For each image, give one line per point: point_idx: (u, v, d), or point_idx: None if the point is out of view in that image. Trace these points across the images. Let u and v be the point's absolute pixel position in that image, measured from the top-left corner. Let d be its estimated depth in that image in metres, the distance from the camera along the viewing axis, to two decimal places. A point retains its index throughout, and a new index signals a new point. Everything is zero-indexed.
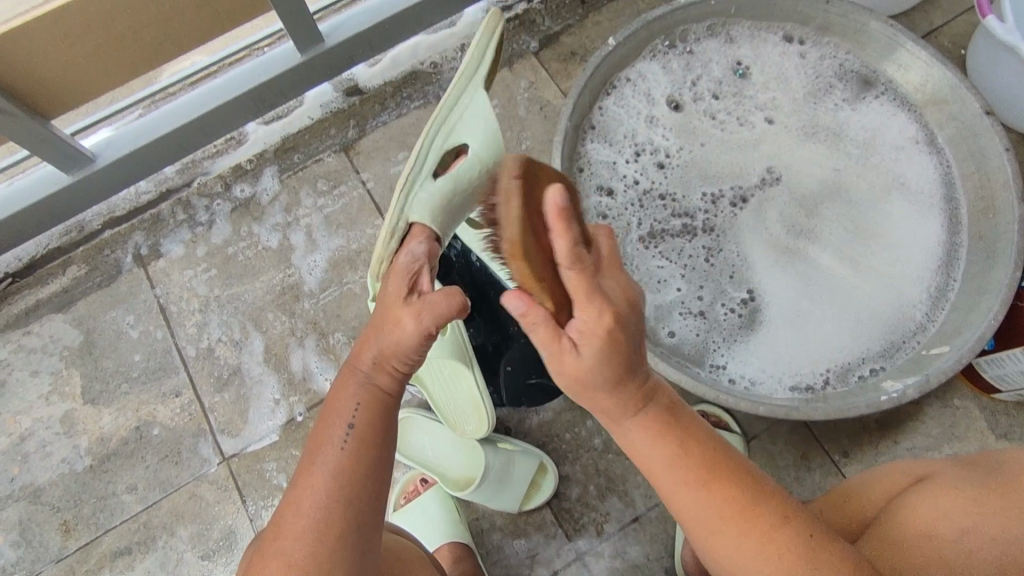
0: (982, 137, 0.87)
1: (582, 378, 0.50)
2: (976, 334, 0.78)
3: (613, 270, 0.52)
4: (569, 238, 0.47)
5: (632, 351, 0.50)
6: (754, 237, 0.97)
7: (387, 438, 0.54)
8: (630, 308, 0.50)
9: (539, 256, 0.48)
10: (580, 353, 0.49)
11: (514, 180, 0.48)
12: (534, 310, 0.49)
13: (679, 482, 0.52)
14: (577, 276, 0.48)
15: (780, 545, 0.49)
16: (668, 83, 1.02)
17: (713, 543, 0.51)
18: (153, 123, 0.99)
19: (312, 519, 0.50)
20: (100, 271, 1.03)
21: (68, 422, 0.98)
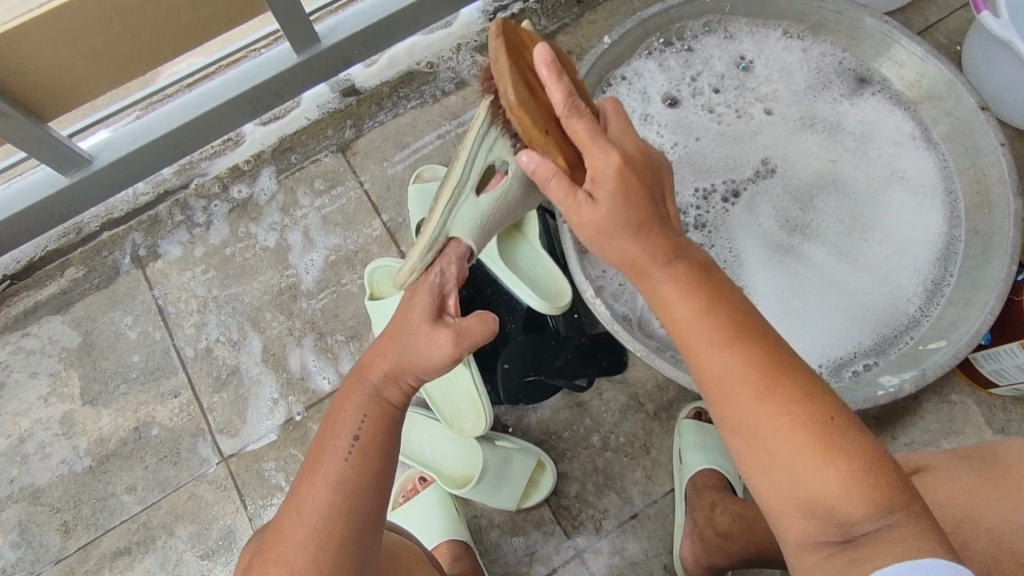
0: (977, 133, 0.87)
1: (601, 227, 0.52)
2: (972, 328, 0.78)
3: (620, 128, 0.55)
4: (563, 83, 0.52)
5: (654, 199, 0.53)
6: (747, 232, 0.97)
7: (388, 456, 0.55)
8: (645, 158, 0.54)
9: (541, 117, 0.51)
10: (597, 198, 0.51)
11: (500, 36, 0.51)
12: (544, 163, 0.51)
13: (711, 334, 0.49)
14: (582, 125, 0.52)
15: (801, 413, 0.46)
16: (666, 80, 1.02)
17: (731, 395, 0.48)
18: (150, 124, 1.00)
19: (314, 525, 0.51)
20: (98, 272, 1.04)
21: (67, 423, 0.98)
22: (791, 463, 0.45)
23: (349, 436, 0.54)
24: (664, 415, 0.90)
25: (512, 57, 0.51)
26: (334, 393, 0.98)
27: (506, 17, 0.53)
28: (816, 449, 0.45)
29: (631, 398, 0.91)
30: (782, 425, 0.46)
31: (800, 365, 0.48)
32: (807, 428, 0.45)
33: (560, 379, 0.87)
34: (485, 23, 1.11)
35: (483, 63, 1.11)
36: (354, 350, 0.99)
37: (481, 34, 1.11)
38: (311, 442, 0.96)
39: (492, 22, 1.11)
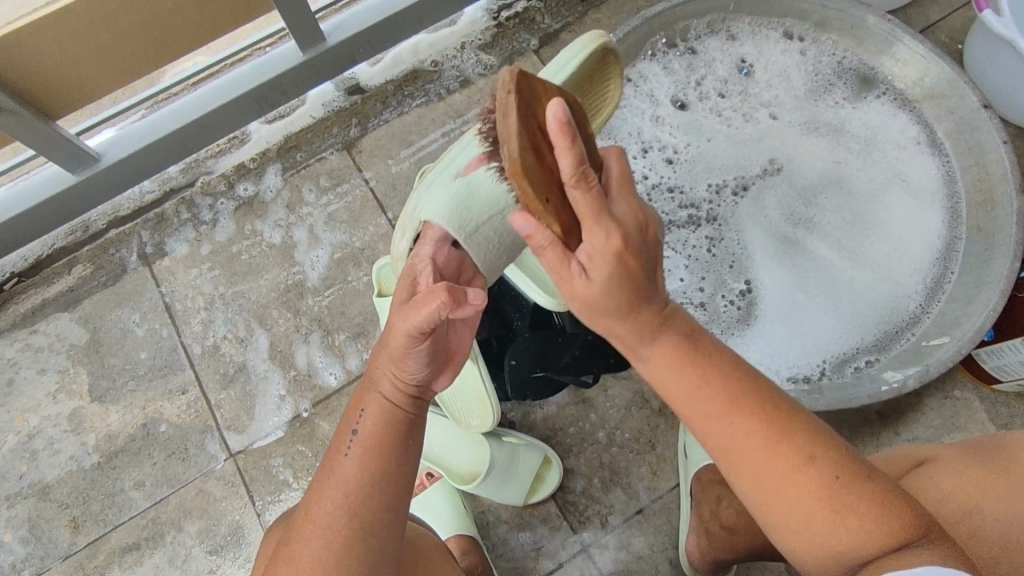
0: (980, 131, 0.88)
1: (595, 305, 0.51)
2: (976, 325, 0.79)
3: (624, 197, 0.52)
4: (573, 154, 0.46)
5: (644, 276, 0.50)
6: (754, 224, 0.97)
7: (394, 453, 0.54)
8: (642, 231, 0.51)
9: (541, 181, 0.49)
10: (589, 277, 0.49)
11: (512, 90, 0.49)
12: (540, 231, 0.48)
13: (704, 412, 0.51)
14: (584, 196, 0.47)
15: (806, 468, 0.48)
16: (671, 83, 1.02)
17: (731, 453, 0.51)
18: (157, 122, 1.00)
19: (321, 523, 0.51)
20: (106, 270, 1.04)
21: (75, 420, 0.98)
22: (794, 508, 0.49)
23: (349, 433, 0.55)
24: (668, 411, 0.91)
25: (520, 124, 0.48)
26: (341, 390, 0.98)
27: (519, 69, 0.50)
28: (825, 499, 0.48)
29: (636, 395, 0.92)
30: (790, 481, 0.49)
31: (796, 418, 0.50)
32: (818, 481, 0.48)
33: (568, 375, 0.88)
34: (489, 22, 1.12)
35: (488, 61, 1.11)
36: (361, 347, 1.00)
37: (485, 33, 1.11)
38: (318, 438, 0.96)
39: (497, 20, 1.12)
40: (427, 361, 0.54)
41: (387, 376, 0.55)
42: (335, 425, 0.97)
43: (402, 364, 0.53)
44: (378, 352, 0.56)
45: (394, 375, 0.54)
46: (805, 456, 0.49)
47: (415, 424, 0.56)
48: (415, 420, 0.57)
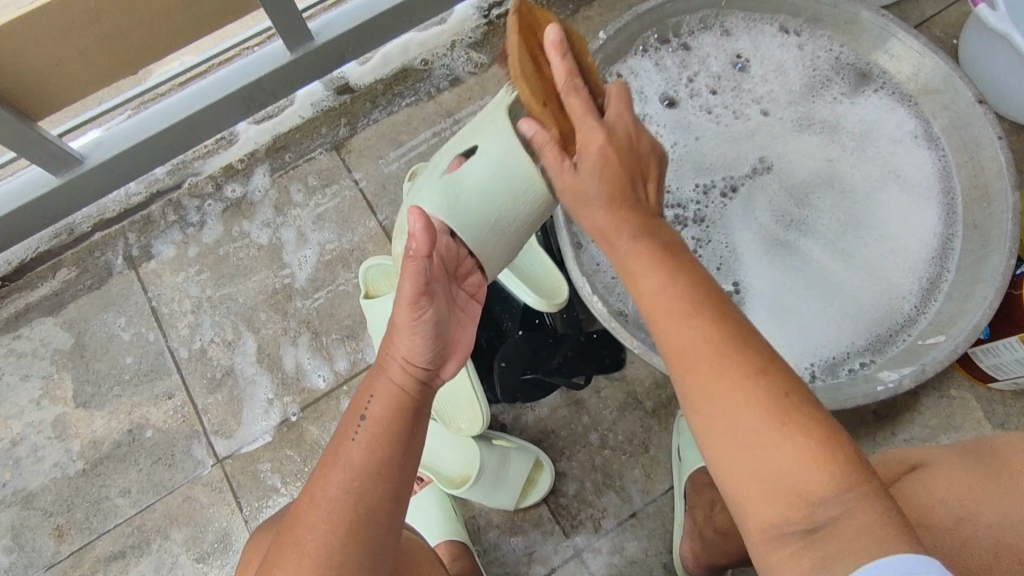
0: (975, 126, 0.87)
1: (580, 193, 0.56)
2: (970, 323, 0.78)
3: (617, 111, 0.58)
4: (564, 66, 0.56)
5: (631, 177, 0.56)
6: (744, 226, 0.96)
7: (400, 441, 0.54)
8: (632, 141, 0.57)
9: (539, 84, 0.57)
10: (579, 170, 0.56)
11: (518, 11, 0.58)
12: (540, 133, 0.57)
13: (675, 317, 0.49)
14: (578, 101, 0.56)
15: (764, 390, 0.44)
16: (662, 81, 1.01)
17: (686, 359, 0.47)
18: (142, 123, 0.98)
19: (327, 510, 0.49)
20: (91, 273, 1.02)
21: (59, 426, 0.97)
22: (734, 425, 0.45)
23: (357, 417, 0.54)
24: (662, 413, 0.90)
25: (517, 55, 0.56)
26: (331, 393, 0.97)
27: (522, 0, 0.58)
28: (773, 425, 0.43)
29: (628, 396, 0.90)
30: (745, 399, 0.44)
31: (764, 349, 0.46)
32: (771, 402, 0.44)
33: (558, 377, 0.86)
34: (479, 20, 1.10)
35: (478, 59, 1.10)
36: (350, 349, 0.99)
37: (475, 31, 1.10)
38: (306, 442, 0.95)
39: (487, 18, 1.10)
40: (434, 338, 0.55)
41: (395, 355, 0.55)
42: (324, 429, 0.95)
43: (409, 339, 0.54)
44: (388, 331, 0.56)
45: (405, 353, 0.54)
46: (755, 369, 0.45)
47: (421, 409, 0.56)
48: (420, 410, 0.57)
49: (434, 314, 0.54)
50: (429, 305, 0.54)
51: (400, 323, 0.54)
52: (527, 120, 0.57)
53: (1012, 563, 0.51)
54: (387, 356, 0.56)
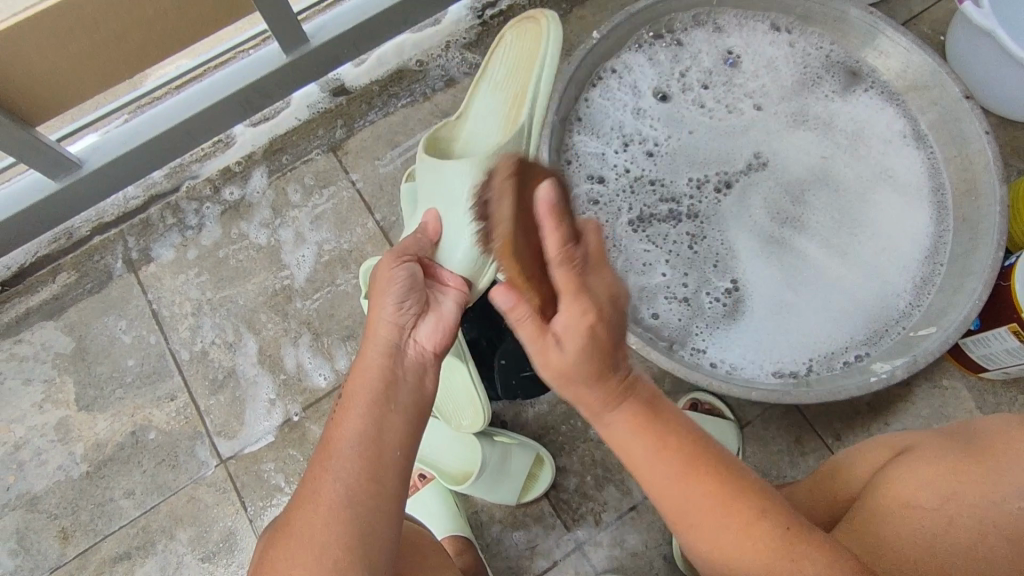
0: (963, 121, 0.89)
1: (563, 372, 0.50)
2: (961, 315, 0.80)
3: (601, 268, 0.52)
4: (557, 237, 0.49)
5: (611, 350, 0.49)
6: (738, 225, 0.97)
7: (375, 410, 0.55)
8: (614, 308, 0.51)
9: (526, 256, 0.53)
10: (563, 348, 0.49)
11: (506, 177, 0.55)
12: (518, 305, 0.51)
13: (647, 458, 0.51)
14: (564, 276, 0.50)
15: (743, 509, 0.50)
16: (655, 75, 1.02)
17: (659, 489, 0.51)
18: (140, 127, 0.99)
19: (313, 493, 0.51)
20: (91, 277, 1.03)
21: (62, 429, 0.97)
22: (720, 539, 0.50)
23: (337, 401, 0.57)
24: None
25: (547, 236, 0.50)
26: (332, 392, 0.98)
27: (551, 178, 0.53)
28: (738, 529, 0.49)
29: None
30: (719, 509, 0.50)
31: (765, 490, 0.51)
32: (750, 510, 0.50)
33: None
34: (474, 21, 1.11)
35: (473, 60, 1.11)
36: (351, 348, 1.00)
37: (470, 32, 1.11)
38: (309, 442, 0.96)
39: (481, 19, 1.11)
40: (401, 300, 0.61)
41: (373, 329, 0.60)
42: (326, 428, 0.96)
43: (381, 303, 0.60)
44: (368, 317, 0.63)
45: (382, 314, 0.60)
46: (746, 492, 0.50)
47: (395, 375, 0.57)
48: (395, 382, 0.57)
49: (406, 275, 0.62)
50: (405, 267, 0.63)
51: (375, 292, 0.61)
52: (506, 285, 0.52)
53: (995, 541, 0.54)
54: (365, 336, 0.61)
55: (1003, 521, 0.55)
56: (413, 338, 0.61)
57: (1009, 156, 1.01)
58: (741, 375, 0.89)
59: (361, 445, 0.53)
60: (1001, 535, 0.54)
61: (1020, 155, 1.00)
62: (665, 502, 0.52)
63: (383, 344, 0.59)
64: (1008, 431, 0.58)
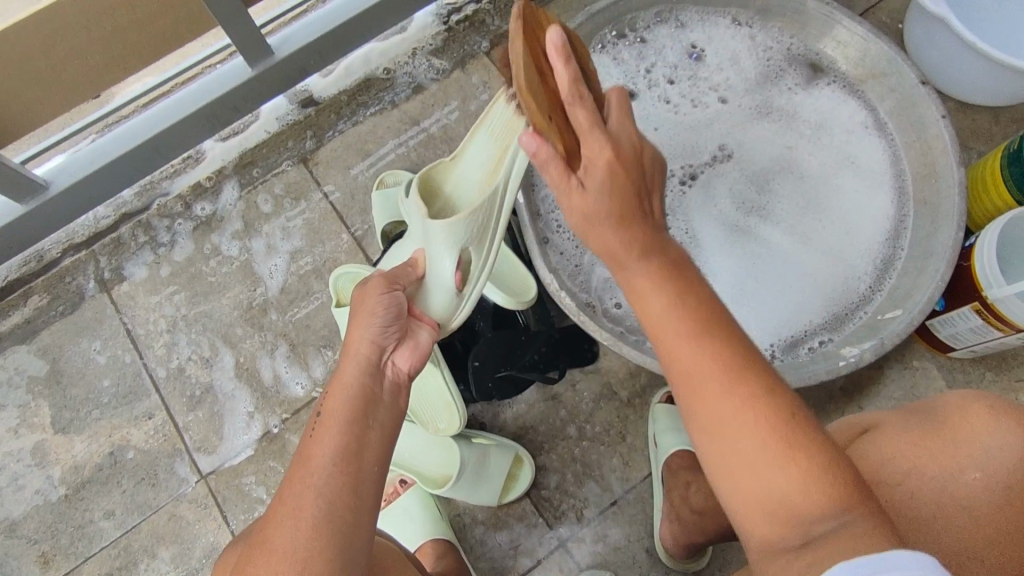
0: (920, 107, 0.90)
1: (587, 212, 0.56)
2: (925, 295, 0.81)
3: (623, 120, 0.57)
4: (567, 68, 0.55)
5: (637, 196, 0.56)
6: (704, 214, 0.99)
7: (356, 431, 0.55)
8: (638, 154, 0.56)
9: (542, 100, 0.57)
10: (586, 188, 0.55)
11: (519, 18, 0.55)
12: (543, 147, 0.55)
13: (659, 303, 0.53)
14: (582, 113, 0.55)
15: (770, 417, 0.47)
16: (620, 74, 1.03)
17: (691, 388, 0.50)
18: (106, 147, 0.98)
19: (289, 505, 0.50)
20: (63, 299, 1.02)
21: (39, 454, 0.96)
22: (762, 477, 0.46)
23: (314, 420, 0.57)
24: (637, 401, 0.92)
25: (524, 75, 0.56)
26: (311, 402, 0.98)
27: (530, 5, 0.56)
28: (781, 456, 0.46)
29: (604, 387, 0.93)
30: (744, 420, 0.47)
31: (778, 384, 0.49)
32: (774, 427, 0.46)
33: (533, 373, 0.88)
34: (440, 26, 1.12)
35: (440, 66, 1.11)
36: (328, 357, 1.00)
37: (436, 38, 1.12)
38: (289, 453, 0.96)
39: (446, 24, 1.12)
40: (386, 325, 0.62)
41: (352, 350, 0.60)
42: None
43: (364, 321, 0.61)
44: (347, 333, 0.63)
45: (364, 333, 0.60)
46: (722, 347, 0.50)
47: (376, 397, 0.59)
48: (376, 403, 0.58)
49: (393, 299, 0.63)
50: (392, 293, 0.64)
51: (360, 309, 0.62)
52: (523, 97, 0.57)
53: (954, 512, 0.56)
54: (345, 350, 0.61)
55: (961, 492, 0.56)
56: (390, 361, 0.62)
57: (968, 139, 1.03)
58: None
59: (340, 462, 0.53)
60: (961, 509, 0.56)
61: (978, 138, 1.02)
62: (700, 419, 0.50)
63: (364, 363, 0.60)
64: (963, 406, 0.59)
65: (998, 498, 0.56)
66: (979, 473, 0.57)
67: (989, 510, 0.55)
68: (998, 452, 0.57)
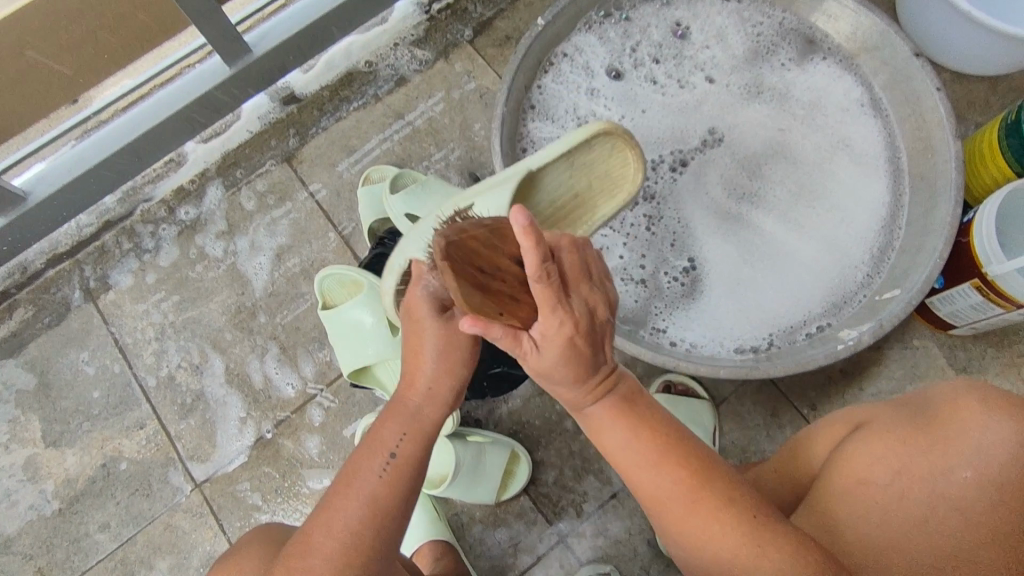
0: (914, 80, 0.88)
1: (544, 373, 0.52)
2: (924, 274, 0.79)
3: (578, 283, 0.50)
4: (535, 253, 0.44)
5: (593, 353, 0.52)
6: (695, 201, 0.96)
7: (419, 474, 0.56)
8: (593, 319, 0.51)
9: (484, 300, 0.47)
10: (540, 355, 0.50)
11: (444, 259, 0.46)
12: (488, 330, 0.48)
13: (636, 461, 0.56)
14: (546, 290, 0.47)
15: (729, 523, 0.53)
16: (606, 52, 1.00)
17: (661, 504, 0.55)
18: (84, 152, 0.96)
19: (346, 540, 0.52)
20: (49, 310, 1.01)
21: (31, 468, 0.95)
22: (720, 547, 0.53)
23: (385, 454, 0.55)
24: None
25: (456, 279, 0.46)
26: (303, 406, 0.96)
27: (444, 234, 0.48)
28: (752, 540, 0.52)
29: None
30: (717, 532, 0.53)
31: (725, 481, 0.55)
32: (738, 532, 0.52)
33: (523, 368, 0.86)
34: (421, 16, 1.09)
35: (422, 56, 1.09)
36: (319, 358, 0.98)
37: (417, 28, 1.09)
38: (284, 458, 0.95)
39: (428, 13, 1.09)
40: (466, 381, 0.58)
41: (429, 397, 0.56)
42: (300, 443, 0.95)
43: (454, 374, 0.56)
44: (422, 363, 0.56)
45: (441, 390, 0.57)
46: (723, 498, 0.54)
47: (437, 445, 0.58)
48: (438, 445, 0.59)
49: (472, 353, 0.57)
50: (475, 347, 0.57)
51: (455, 359, 0.56)
52: (529, 242, 0.43)
53: (945, 513, 0.55)
54: (416, 386, 0.56)
55: (953, 491, 0.55)
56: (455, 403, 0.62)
57: (964, 111, 1.00)
58: (701, 353, 0.89)
59: (399, 505, 0.55)
60: (952, 509, 0.55)
61: (975, 109, 1.00)
62: (670, 521, 0.55)
63: (443, 411, 0.57)
64: (960, 399, 0.58)
65: (991, 496, 0.54)
66: (971, 471, 0.55)
67: (982, 509, 0.54)
68: (992, 448, 0.55)
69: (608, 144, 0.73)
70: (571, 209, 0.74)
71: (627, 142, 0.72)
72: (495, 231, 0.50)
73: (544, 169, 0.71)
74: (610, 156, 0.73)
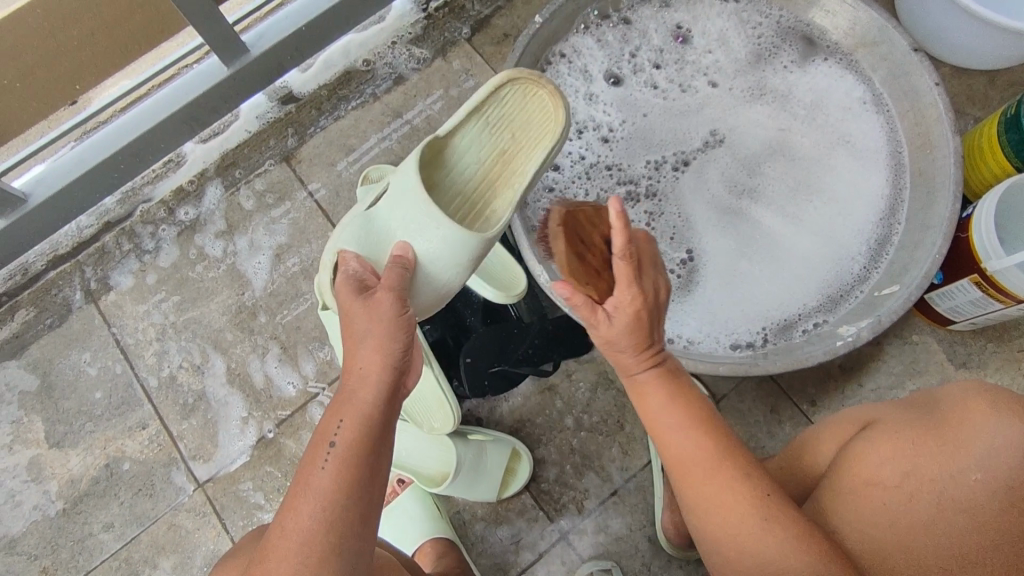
0: (913, 75, 0.88)
1: (610, 342, 0.58)
2: (923, 269, 0.79)
3: (652, 267, 0.59)
4: (625, 235, 0.54)
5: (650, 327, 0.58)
6: (696, 198, 0.96)
7: (370, 458, 0.55)
8: (656, 300, 0.58)
9: (578, 266, 0.62)
10: (612, 322, 0.56)
11: (558, 224, 0.64)
12: (576, 294, 0.56)
13: (671, 426, 0.58)
14: (624, 265, 0.55)
15: (752, 497, 0.54)
16: (604, 57, 1.00)
17: (680, 469, 0.57)
18: (84, 154, 0.96)
19: (297, 539, 0.51)
20: (51, 311, 1.01)
21: (34, 469, 0.96)
22: (738, 523, 0.53)
23: (327, 444, 0.55)
24: None
25: (564, 243, 0.63)
26: (305, 405, 0.97)
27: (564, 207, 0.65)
28: (761, 518, 0.53)
29: (600, 375, 0.91)
30: (727, 501, 0.54)
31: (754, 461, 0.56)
32: (752, 503, 0.53)
33: (525, 367, 0.86)
34: (419, 14, 1.09)
35: (420, 55, 1.08)
36: (320, 357, 0.99)
37: (416, 26, 1.09)
38: (285, 457, 0.95)
39: (426, 12, 1.09)
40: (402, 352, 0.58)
41: (365, 376, 0.56)
42: (302, 442, 0.96)
43: (387, 344, 0.56)
44: (354, 340, 0.57)
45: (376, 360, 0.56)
46: (743, 473, 0.55)
47: (387, 427, 0.57)
48: (388, 428, 0.57)
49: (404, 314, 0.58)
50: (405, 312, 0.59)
51: (383, 325, 0.57)
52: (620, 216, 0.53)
53: (952, 514, 0.55)
54: (353, 368, 0.57)
55: (961, 493, 0.55)
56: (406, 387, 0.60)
57: (963, 106, 1.00)
58: (698, 349, 0.89)
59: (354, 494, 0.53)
60: (961, 511, 0.55)
61: (974, 104, 1.00)
62: (690, 493, 0.56)
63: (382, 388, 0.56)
64: (972, 403, 0.58)
65: (1000, 500, 0.54)
66: (980, 474, 0.55)
67: (990, 513, 0.54)
68: (1002, 452, 0.55)
69: (518, 90, 0.71)
70: (498, 170, 0.72)
71: (535, 81, 0.70)
72: (598, 214, 0.66)
73: (458, 133, 0.71)
74: (525, 103, 0.72)
